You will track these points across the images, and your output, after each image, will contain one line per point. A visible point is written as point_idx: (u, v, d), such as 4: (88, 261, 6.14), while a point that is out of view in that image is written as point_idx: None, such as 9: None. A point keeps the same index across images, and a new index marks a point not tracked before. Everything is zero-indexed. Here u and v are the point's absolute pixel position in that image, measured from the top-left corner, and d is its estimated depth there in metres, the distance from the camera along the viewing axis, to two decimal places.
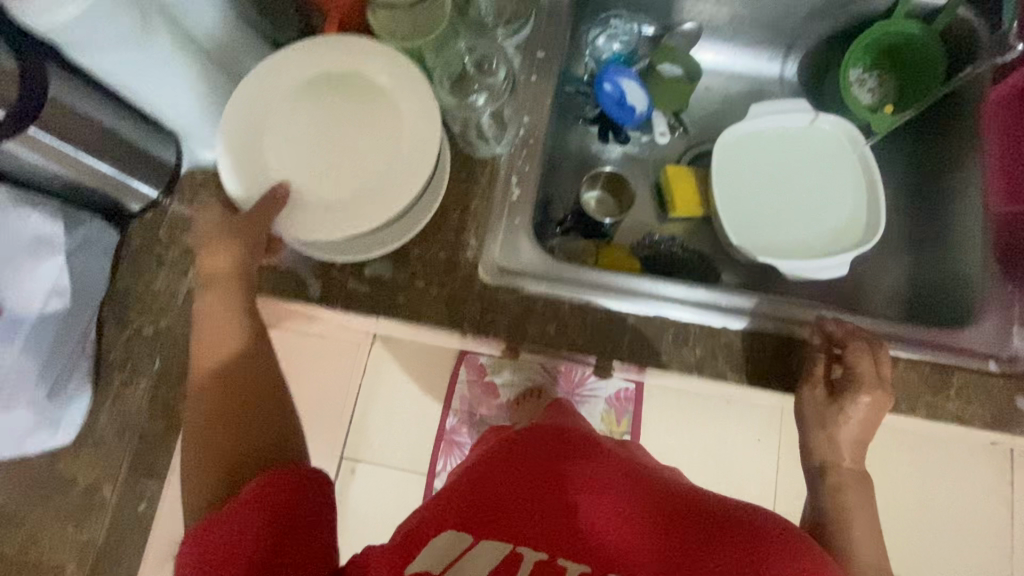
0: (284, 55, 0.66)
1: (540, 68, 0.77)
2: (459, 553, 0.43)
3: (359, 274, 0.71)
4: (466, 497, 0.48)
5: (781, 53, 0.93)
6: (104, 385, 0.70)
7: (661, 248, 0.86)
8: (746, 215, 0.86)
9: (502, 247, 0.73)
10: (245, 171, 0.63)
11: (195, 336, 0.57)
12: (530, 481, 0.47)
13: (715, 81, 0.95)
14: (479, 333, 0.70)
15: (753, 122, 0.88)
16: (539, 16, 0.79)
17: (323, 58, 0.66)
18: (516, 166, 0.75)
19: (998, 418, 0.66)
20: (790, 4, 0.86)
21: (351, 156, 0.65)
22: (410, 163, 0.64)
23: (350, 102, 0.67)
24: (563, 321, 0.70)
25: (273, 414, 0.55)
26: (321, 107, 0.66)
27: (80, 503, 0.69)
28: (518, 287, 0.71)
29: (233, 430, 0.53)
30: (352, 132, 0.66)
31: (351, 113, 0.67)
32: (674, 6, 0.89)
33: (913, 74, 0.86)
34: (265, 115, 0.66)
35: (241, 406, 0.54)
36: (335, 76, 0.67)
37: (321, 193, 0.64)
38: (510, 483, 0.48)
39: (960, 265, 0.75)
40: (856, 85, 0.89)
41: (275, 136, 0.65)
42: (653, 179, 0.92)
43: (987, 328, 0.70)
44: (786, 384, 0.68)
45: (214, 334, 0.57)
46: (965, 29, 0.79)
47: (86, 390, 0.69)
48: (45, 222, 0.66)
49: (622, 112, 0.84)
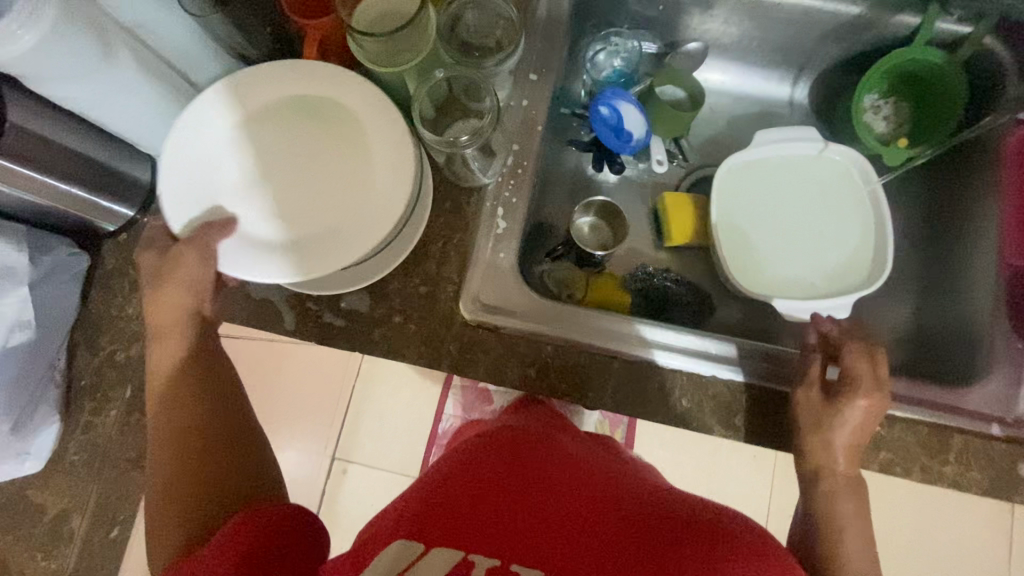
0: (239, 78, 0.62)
1: (532, 94, 0.74)
2: (409, 564, 0.39)
3: (335, 307, 0.69)
4: (421, 505, 0.44)
5: (791, 76, 0.88)
6: (74, 415, 0.70)
7: (654, 282, 0.83)
8: (746, 250, 0.82)
9: (485, 282, 0.70)
10: (204, 210, 0.59)
11: (165, 378, 0.55)
12: (493, 490, 0.44)
13: (721, 104, 0.91)
14: (458, 372, 0.68)
15: (759, 152, 0.84)
16: (533, 36, 0.75)
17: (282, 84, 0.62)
18: (503, 197, 0.72)
19: (998, 486, 0.63)
20: (804, 27, 0.80)
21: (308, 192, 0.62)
22: (370, 205, 0.60)
23: (310, 132, 0.63)
24: (546, 364, 0.68)
25: (243, 462, 0.53)
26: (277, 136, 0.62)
27: (50, 535, 0.70)
28: (500, 326, 0.68)
29: (208, 465, 0.51)
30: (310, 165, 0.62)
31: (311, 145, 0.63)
32: (679, 24, 0.84)
33: (929, 105, 0.81)
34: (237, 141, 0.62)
35: (215, 440, 0.53)
36: (314, 104, 0.63)
37: (287, 230, 0.60)
38: (468, 489, 0.44)
39: (969, 316, 0.72)
40: (871, 112, 0.85)
41: (230, 168, 0.61)
42: (650, 205, 0.88)
43: (993, 389, 0.66)
44: (773, 437, 0.66)
45: (183, 378, 0.55)
46: (991, 65, 0.73)
47: (52, 423, 0.70)
48: (10, 254, 0.65)
49: (619, 139, 0.80)
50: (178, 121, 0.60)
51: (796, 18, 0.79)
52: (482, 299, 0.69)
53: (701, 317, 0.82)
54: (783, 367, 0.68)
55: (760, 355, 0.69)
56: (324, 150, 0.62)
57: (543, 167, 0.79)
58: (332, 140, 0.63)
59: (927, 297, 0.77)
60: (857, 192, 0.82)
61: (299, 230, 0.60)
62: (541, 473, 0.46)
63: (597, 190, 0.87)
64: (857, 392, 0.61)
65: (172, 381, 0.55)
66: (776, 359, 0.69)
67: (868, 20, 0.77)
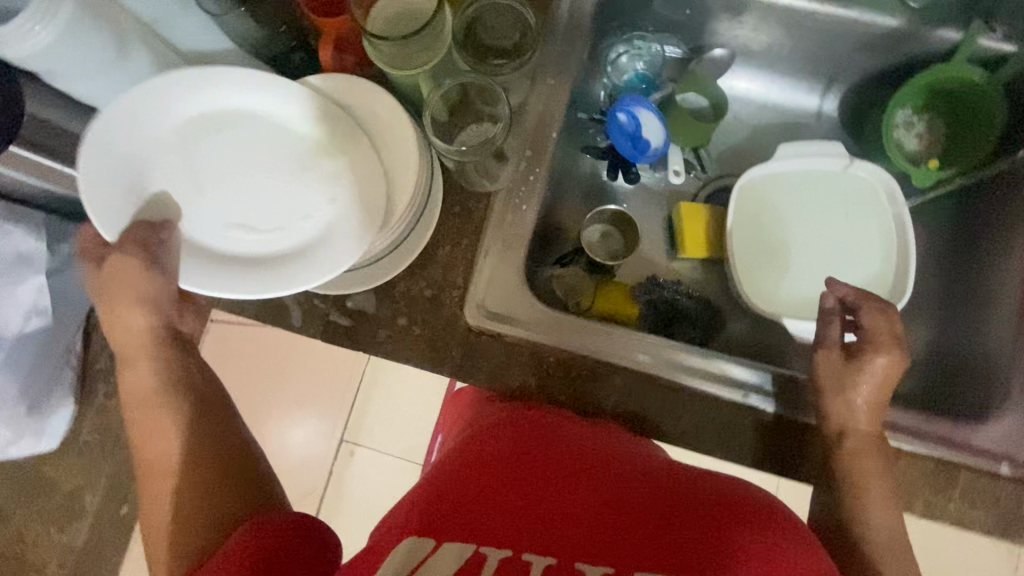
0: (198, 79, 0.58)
1: (549, 99, 0.72)
2: (424, 558, 0.41)
3: (342, 306, 0.70)
4: (434, 501, 0.47)
5: (821, 86, 0.85)
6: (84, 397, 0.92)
7: (663, 294, 0.82)
8: (760, 266, 0.81)
9: (491, 289, 0.70)
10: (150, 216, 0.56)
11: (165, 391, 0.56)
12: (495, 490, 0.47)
13: (744, 113, 0.88)
14: (459, 377, 0.69)
15: (782, 164, 0.81)
16: (552, 39, 0.73)
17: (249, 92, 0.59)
18: (513, 203, 0.71)
19: (1003, 527, 0.61)
20: (837, 37, 0.77)
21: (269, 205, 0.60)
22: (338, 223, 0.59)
23: (273, 145, 0.60)
24: (547, 374, 0.68)
25: (249, 480, 0.54)
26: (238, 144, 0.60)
27: (63, 505, 0.94)
28: (504, 335, 0.68)
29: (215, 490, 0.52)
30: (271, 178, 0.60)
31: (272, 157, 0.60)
32: (706, 29, 0.81)
33: (965, 125, 0.77)
34: (198, 152, 0.59)
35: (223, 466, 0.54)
36: (285, 115, 0.61)
37: (257, 243, 0.59)
38: (479, 486, 0.47)
39: (988, 348, 0.69)
40: (902, 128, 0.80)
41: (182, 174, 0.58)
42: (665, 215, 0.86)
43: (1009, 428, 0.64)
44: (773, 462, 0.66)
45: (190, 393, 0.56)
46: None
47: (65, 404, 0.89)
48: (27, 240, 0.73)
49: (637, 147, 0.78)
50: (124, 118, 0.56)
51: (830, 30, 0.76)
52: (489, 306, 0.69)
53: (711, 332, 0.81)
54: (796, 392, 0.67)
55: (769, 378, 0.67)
56: (292, 166, 0.61)
57: (555, 173, 0.77)
58: (301, 155, 0.61)
59: (948, 324, 0.75)
60: (878, 214, 0.79)
61: (271, 244, 0.58)
62: (540, 470, 0.49)
63: (611, 197, 0.86)
64: (862, 422, 0.60)
65: (155, 402, 0.55)
66: (791, 384, 0.67)
67: (904, 33, 0.74)
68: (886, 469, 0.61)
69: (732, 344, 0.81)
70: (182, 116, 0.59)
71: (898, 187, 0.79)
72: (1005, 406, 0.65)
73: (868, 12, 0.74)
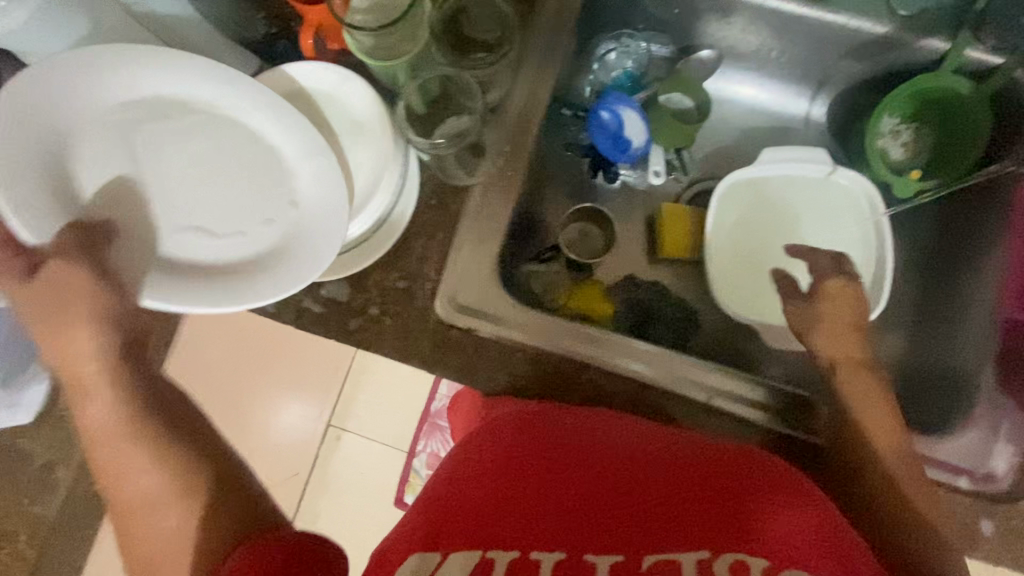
0: (133, 62, 0.55)
1: (530, 94, 0.72)
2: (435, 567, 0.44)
3: (314, 294, 0.70)
4: (443, 507, 0.50)
5: (811, 90, 0.84)
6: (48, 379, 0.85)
7: (638, 295, 0.82)
8: (736, 269, 0.81)
9: (464, 281, 0.70)
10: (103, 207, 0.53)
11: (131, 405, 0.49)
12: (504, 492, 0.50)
13: (732, 115, 0.87)
14: (427, 368, 0.69)
15: (764, 169, 0.80)
16: (536, 33, 0.73)
17: (187, 76, 0.57)
18: (489, 197, 0.71)
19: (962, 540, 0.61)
20: (825, 41, 0.76)
21: (227, 200, 0.58)
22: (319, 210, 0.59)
23: (223, 136, 0.58)
24: (513, 370, 0.69)
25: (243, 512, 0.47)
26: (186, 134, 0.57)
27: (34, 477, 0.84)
28: (472, 328, 0.69)
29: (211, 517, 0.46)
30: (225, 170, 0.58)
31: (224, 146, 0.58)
32: (694, 29, 0.80)
33: (948, 136, 0.77)
34: (138, 143, 0.55)
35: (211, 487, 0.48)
36: (235, 100, 0.59)
37: (220, 241, 0.57)
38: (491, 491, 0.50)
39: (959, 362, 0.69)
40: (886, 138, 0.79)
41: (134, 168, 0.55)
42: (646, 215, 0.86)
43: (969, 441, 0.64)
44: None
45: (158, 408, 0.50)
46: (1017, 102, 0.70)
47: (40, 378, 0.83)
48: None
49: (618, 146, 0.78)
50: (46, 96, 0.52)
51: (818, 34, 0.75)
52: (460, 300, 0.69)
53: (686, 336, 0.80)
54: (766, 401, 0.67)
55: (735, 383, 0.68)
56: (243, 153, 0.59)
57: (535, 168, 0.77)
58: (255, 142, 0.59)
59: (922, 335, 0.75)
60: (857, 224, 0.79)
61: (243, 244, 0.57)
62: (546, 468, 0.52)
63: (593, 195, 0.86)
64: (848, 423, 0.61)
65: (121, 434, 0.48)
66: (763, 391, 0.68)
67: (894, 40, 0.73)
68: (844, 479, 0.60)
69: (707, 348, 0.81)
70: (119, 96, 0.55)
71: (879, 195, 0.78)
72: (969, 418, 0.65)
73: (857, 17, 0.72)
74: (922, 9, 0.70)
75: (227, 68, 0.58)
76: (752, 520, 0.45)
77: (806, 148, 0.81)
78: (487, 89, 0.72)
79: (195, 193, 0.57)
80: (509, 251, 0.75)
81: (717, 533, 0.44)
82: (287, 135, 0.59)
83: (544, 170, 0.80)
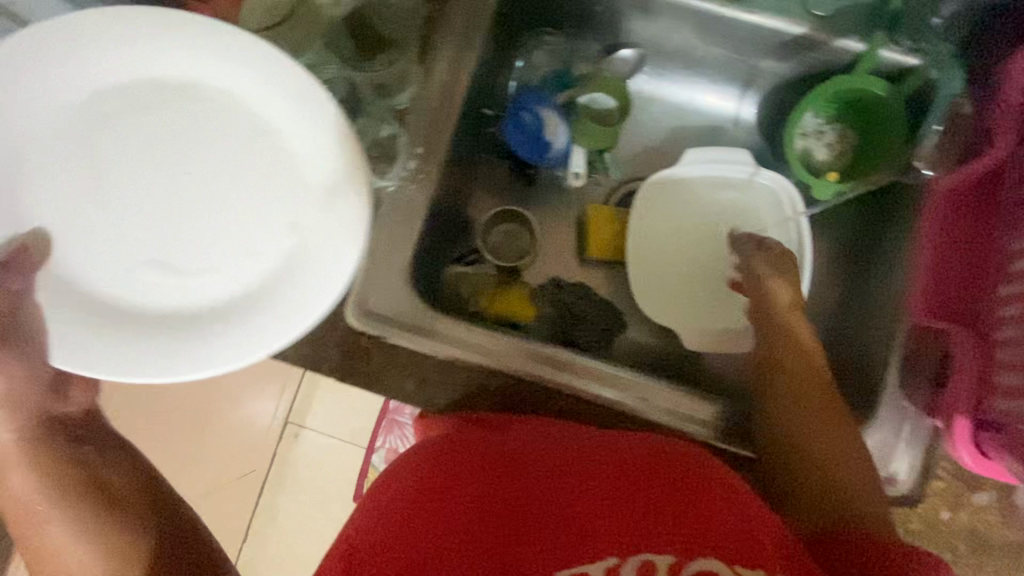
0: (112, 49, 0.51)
1: (443, 93, 0.70)
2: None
3: None
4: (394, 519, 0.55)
5: (737, 91, 0.84)
6: None
7: (564, 298, 0.80)
8: (659, 272, 0.81)
9: (374, 287, 0.68)
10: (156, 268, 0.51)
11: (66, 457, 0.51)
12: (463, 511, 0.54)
13: (661, 113, 0.86)
14: (337, 376, 0.68)
15: (686, 170, 0.80)
16: (448, 30, 0.70)
17: (170, 50, 0.52)
18: (401, 200, 0.69)
19: None
20: (747, 39, 0.75)
21: (225, 200, 0.53)
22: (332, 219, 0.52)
23: (205, 121, 0.53)
24: (423, 378, 0.68)
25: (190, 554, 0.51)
26: (167, 123, 0.53)
27: None
28: (379, 337, 0.67)
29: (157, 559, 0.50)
30: (219, 161, 0.53)
31: (207, 133, 0.53)
32: (619, 25, 0.78)
33: (869, 138, 0.76)
34: (89, 161, 0.52)
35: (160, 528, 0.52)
36: (241, 91, 0.54)
37: (275, 245, 0.53)
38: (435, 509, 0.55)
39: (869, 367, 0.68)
40: (808, 137, 0.78)
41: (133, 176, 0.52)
42: (575, 215, 0.85)
43: (873, 441, 0.64)
44: None
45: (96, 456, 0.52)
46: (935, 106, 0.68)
47: None
48: None
49: (538, 147, 0.77)
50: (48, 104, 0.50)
51: (736, 33, 0.75)
52: (369, 306, 0.68)
53: (610, 338, 0.80)
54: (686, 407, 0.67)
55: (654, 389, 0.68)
56: (236, 137, 0.53)
57: (454, 170, 0.76)
58: (250, 124, 0.54)
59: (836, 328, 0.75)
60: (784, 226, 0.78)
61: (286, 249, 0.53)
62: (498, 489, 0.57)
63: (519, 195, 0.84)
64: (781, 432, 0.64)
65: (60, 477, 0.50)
66: (682, 395, 0.68)
67: (811, 40, 0.72)
68: None
69: (634, 348, 0.82)
70: (97, 86, 0.52)
71: (798, 197, 0.77)
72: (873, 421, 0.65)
73: (773, 16, 0.71)
74: (836, 9, 0.70)
75: (200, 26, 0.52)
76: (667, 519, 0.51)
77: (730, 149, 0.80)
78: (397, 87, 0.70)
79: (153, 202, 0.52)
80: (425, 256, 0.73)
81: (635, 530, 0.50)
82: (264, 110, 0.53)
83: (468, 172, 0.80)
